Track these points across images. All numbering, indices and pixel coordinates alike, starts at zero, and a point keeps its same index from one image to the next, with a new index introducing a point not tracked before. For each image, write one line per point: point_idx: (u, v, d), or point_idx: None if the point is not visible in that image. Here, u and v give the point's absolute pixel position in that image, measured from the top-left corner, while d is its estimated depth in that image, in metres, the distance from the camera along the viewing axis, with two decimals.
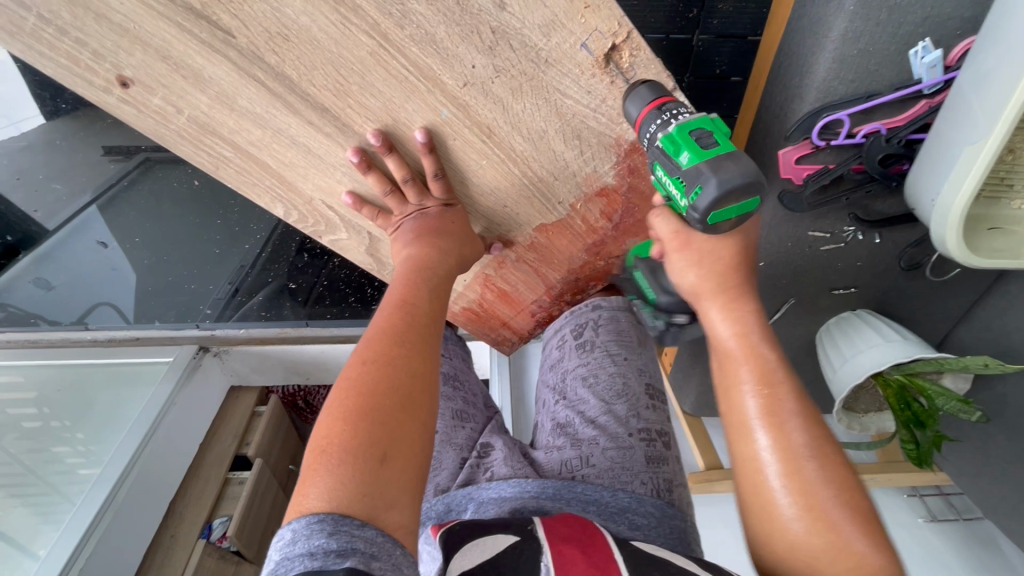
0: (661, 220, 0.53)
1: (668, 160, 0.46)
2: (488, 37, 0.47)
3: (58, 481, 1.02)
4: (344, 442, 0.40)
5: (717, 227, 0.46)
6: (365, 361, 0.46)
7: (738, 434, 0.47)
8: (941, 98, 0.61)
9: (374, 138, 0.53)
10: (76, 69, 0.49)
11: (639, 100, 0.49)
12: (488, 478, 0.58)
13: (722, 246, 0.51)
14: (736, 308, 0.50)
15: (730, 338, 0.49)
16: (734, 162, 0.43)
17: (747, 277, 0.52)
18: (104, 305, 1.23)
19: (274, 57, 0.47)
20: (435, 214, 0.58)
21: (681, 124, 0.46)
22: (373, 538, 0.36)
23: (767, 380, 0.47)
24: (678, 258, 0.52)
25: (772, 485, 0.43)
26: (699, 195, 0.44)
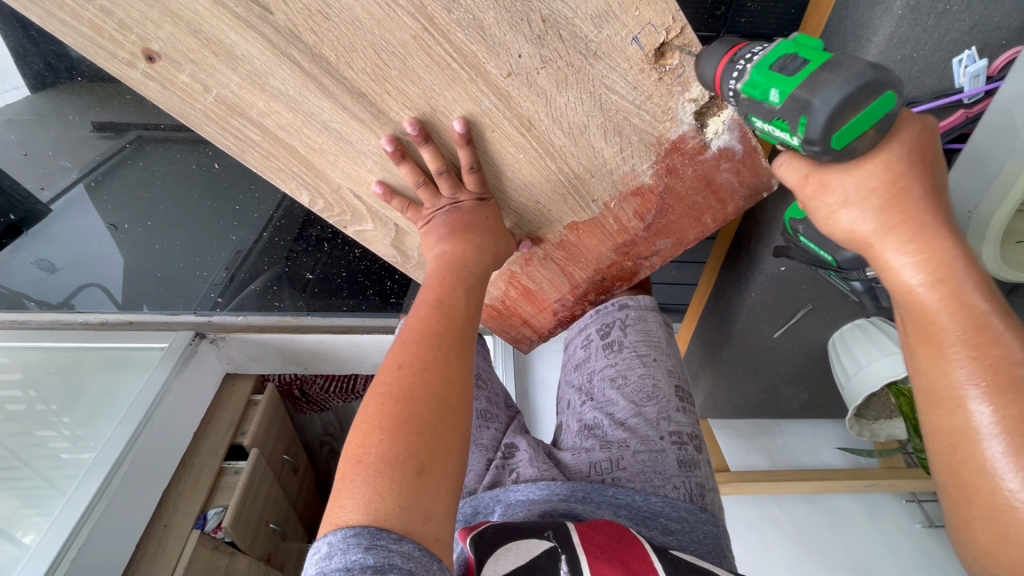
0: (785, 164, 0.45)
1: (758, 106, 0.41)
2: (539, 26, 0.45)
3: (41, 466, 0.97)
4: (380, 451, 0.38)
5: (850, 148, 0.38)
6: (401, 365, 0.44)
7: (939, 404, 0.39)
8: (982, 108, 0.58)
9: (410, 127, 0.52)
10: (99, 40, 0.47)
11: (710, 58, 0.45)
12: (515, 479, 0.60)
13: (874, 176, 0.40)
14: (927, 245, 0.39)
15: (921, 284, 0.39)
16: (835, 70, 0.37)
17: (936, 200, 0.40)
18: (92, 286, 1.18)
19: (312, 37, 0.46)
20: (469, 208, 0.58)
21: (759, 63, 0.41)
22: (410, 552, 0.34)
23: (981, 338, 0.37)
24: (823, 202, 0.43)
25: (998, 468, 0.36)
26: (806, 126, 0.38)
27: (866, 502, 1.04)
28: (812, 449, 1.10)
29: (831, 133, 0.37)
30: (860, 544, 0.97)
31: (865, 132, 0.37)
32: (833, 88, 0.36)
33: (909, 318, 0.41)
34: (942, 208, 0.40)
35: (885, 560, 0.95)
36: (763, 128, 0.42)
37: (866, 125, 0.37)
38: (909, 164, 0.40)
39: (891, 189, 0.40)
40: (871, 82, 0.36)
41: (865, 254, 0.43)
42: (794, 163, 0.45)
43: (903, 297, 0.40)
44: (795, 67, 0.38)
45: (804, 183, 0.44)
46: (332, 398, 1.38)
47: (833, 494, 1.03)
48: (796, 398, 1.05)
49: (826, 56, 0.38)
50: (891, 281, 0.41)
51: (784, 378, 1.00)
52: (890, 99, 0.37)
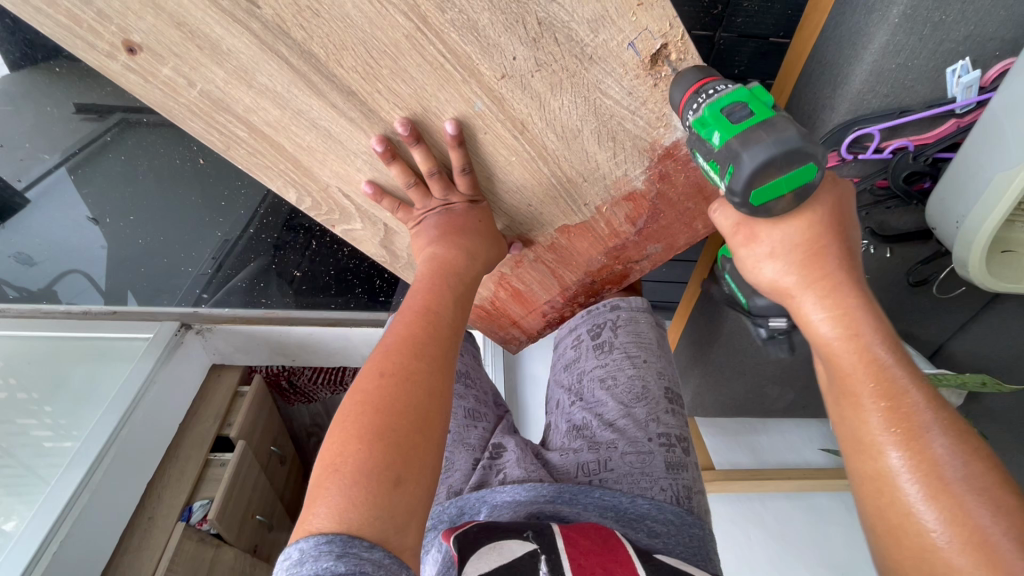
0: (722, 212, 0.52)
1: (700, 143, 0.45)
2: (534, 28, 0.44)
3: (23, 454, 0.96)
4: (357, 461, 0.38)
5: (765, 205, 0.44)
6: (383, 373, 0.44)
7: (858, 451, 0.40)
8: (972, 118, 0.60)
9: (402, 127, 0.51)
10: (78, 30, 0.46)
11: (682, 85, 0.46)
12: (502, 480, 0.60)
13: (798, 229, 0.47)
14: (837, 301, 0.44)
15: (835, 339, 0.43)
16: (769, 131, 0.41)
17: (848, 261, 0.46)
18: (74, 274, 1.16)
19: (301, 33, 0.45)
20: (460, 211, 0.58)
21: (713, 102, 0.44)
22: (381, 560, 0.34)
23: (890, 389, 0.39)
24: (752, 250, 0.49)
25: (914, 513, 0.36)
26: (731, 174, 0.42)
27: (846, 501, 1.06)
28: (795, 448, 1.11)
29: (751, 188, 0.42)
30: (838, 542, 0.99)
31: (780, 196, 0.43)
32: (761, 148, 0.40)
33: (829, 374, 0.44)
34: (854, 270, 0.46)
35: (862, 557, 0.97)
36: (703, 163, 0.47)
37: (782, 190, 0.43)
38: (825, 227, 0.47)
39: (810, 245, 0.46)
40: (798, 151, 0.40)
41: (789, 306, 0.48)
42: (729, 212, 0.51)
43: (823, 350, 0.44)
44: (740, 117, 0.42)
45: (736, 231, 0.51)
46: (320, 390, 1.37)
47: (814, 492, 1.05)
48: (781, 398, 1.06)
49: (767, 115, 0.42)
50: (810, 334, 0.46)
51: (769, 379, 1.01)
52: (810, 170, 0.42)
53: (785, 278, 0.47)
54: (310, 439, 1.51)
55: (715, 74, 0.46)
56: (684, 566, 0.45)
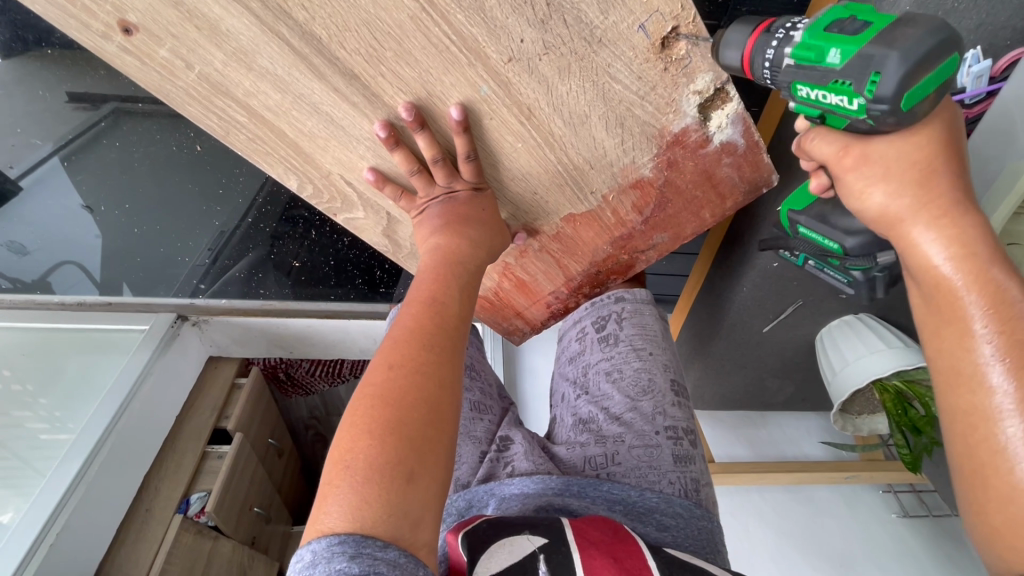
0: (822, 140, 0.46)
1: (813, 70, 0.39)
2: (542, 9, 0.43)
3: (17, 448, 0.94)
4: (369, 457, 0.37)
5: (913, 111, 0.38)
6: (393, 366, 0.43)
7: (956, 383, 0.40)
8: (983, 108, 0.59)
9: (405, 113, 0.50)
10: (72, 10, 0.45)
11: (739, 34, 0.43)
12: (510, 473, 0.60)
13: (916, 147, 0.41)
14: (953, 222, 0.40)
15: (944, 263, 0.40)
16: (910, 27, 0.36)
17: (964, 178, 0.42)
18: (68, 264, 1.12)
19: (303, 14, 0.43)
20: (464, 199, 0.57)
21: (811, 27, 0.40)
22: (396, 560, 0.33)
23: (1005, 317, 0.38)
24: (860, 174, 0.44)
25: (1011, 446, 0.37)
26: (879, 81, 0.36)
27: (845, 494, 1.06)
28: (794, 441, 1.12)
29: (906, 88, 0.36)
30: (837, 533, 1.00)
31: (928, 96, 0.37)
32: (912, 39, 0.35)
33: (930, 298, 0.42)
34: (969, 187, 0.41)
35: (861, 549, 0.98)
36: (814, 96, 0.40)
37: (932, 87, 0.37)
38: (945, 139, 0.42)
39: (927, 160, 0.41)
40: (949, 37, 0.35)
41: (892, 233, 0.44)
42: (831, 136, 0.45)
43: (928, 274, 0.42)
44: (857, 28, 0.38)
45: (842, 155, 0.44)
46: (317, 382, 1.36)
47: (813, 485, 1.05)
48: (782, 391, 1.06)
49: (884, 16, 0.38)
50: (912, 260, 0.43)
51: (770, 372, 1.01)
52: (955, 61, 0.37)
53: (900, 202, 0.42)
54: (308, 431, 1.51)
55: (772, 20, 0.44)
56: (699, 562, 0.44)
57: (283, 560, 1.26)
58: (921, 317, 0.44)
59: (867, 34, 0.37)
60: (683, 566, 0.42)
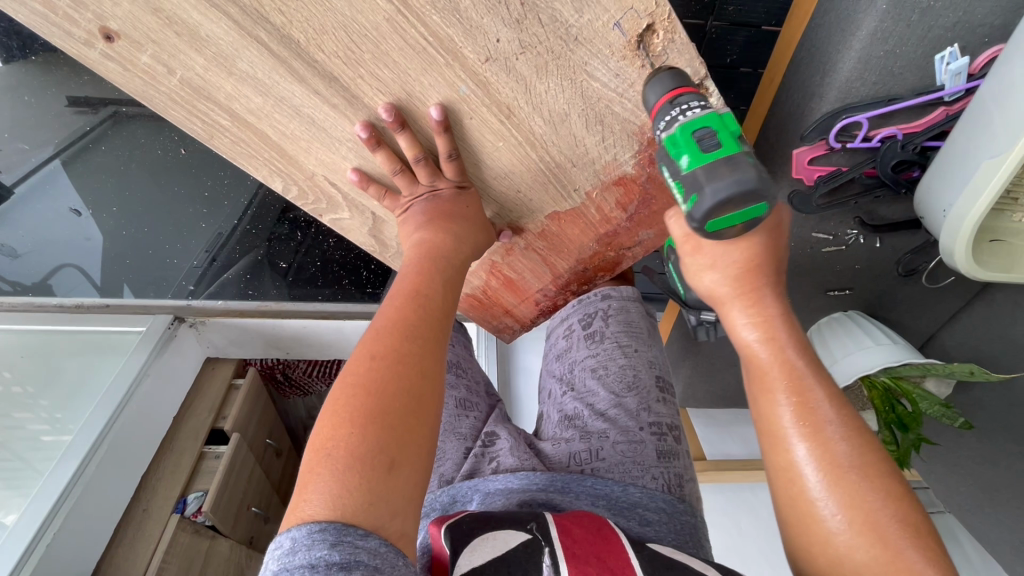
0: (673, 221, 0.50)
1: (670, 162, 0.44)
2: (517, 9, 0.43)
3: (17, 448, 0.94)
4: (351, 445, 0.38)
5: (720, 233, 0.44)
6: (376, 356, 0.43)
7: (773, 443, 0.42)
8: (961, 105, 0.59)
9: (385, 113, 0.51)
10: (54, 18, 0.46)
11: (658, 88, 0.47)
12: (494, 469, 0.61)
13: (736, 249, 0.46)
14: (761, 310, 0.46)
15: (755, 343, 0.45)
16: (733, 168, 0.41)
17: (776, 280, 0.47)
18: (68, 267, 1.15)
19: (279, 18, 0.44)
20: (448, 197, 0.57)
21: (685, 124, 0.43)
22: (376, 548, 0.34)
23: (801, 386, 0.42)
24: (695, 260, 0.48)
25: (816, 500, 0.39)
26: (694, 203, 0.42)
27: None
28: None
29: (710, 218, 0.42)
30: None
31: (734, 226, 0.43)
32: (721, 187, 0.40)
33: (745, 371, 0.46)
34: (778, 286, 0.47)
35: None
36: (667, 181, 0.46)
37: (735, 223, 0.42)
38: (764, 246, 0.47)
39: (746, 261, 0.46)
40: (759, 190, 0.40)
41: (719, 313, 0.49)
42: (679, 222, 0.49)
43: (744, 352, 0.46)
44: (709, 147, 0.42)
45: (682, 241, 0.49)
46: (315, 382, 1.35)
47: None
48: None
49: (732, 147, 0.41)
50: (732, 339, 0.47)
51: None
52: (762, 208, 0.42)
53: (720, 288, 0.47)
54: (306, 431, 1.52)
55: (692, 89, 0.46)
56: (680, 555, 0.45)
57: None
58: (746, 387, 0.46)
59: (714, 156, 0.42)
60: (665, 561, 0.43)
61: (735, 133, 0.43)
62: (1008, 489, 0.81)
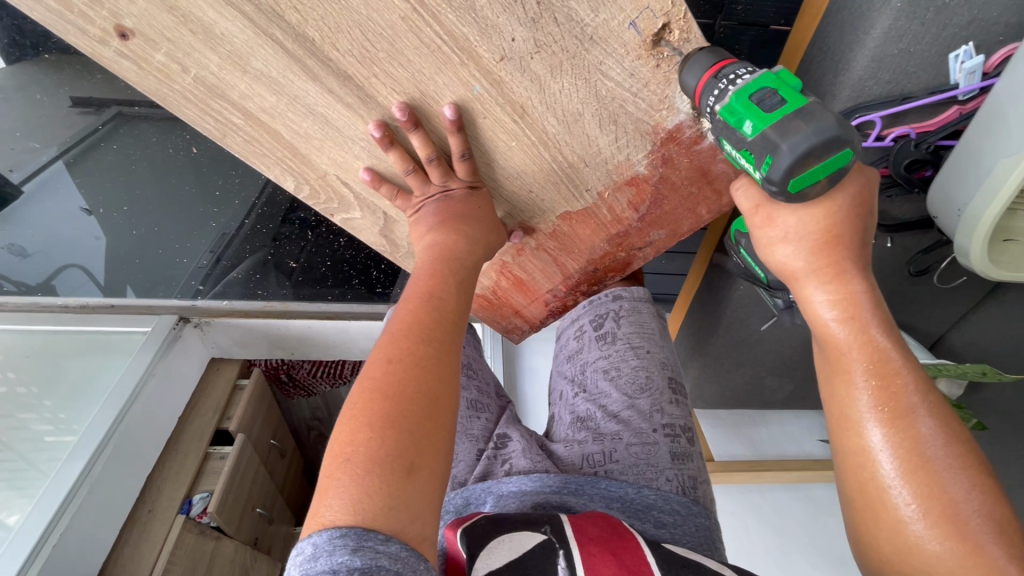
0: (743, 192, 0.52)
1: (731, 131, 0.43)
2: (533, 8, 0.43)
3: (22, 449, 0.94)
4: (369, 449, 0.38)
5: (804, 192, 0.43)
6: (392, 360, 0.43)
7: (847, 428, 0.43)
8: (975, 104, 0.59)
9: (399, 113, 0.51)
10: (69, 16, 0.45)
11: (695, 68, 0.45)
12: (507, 471, 0.60)
13: (813, 218, 0.46)
14: (844, 285, 0.45)
15: (833, 323, 0.45)
16: (806, 120, 0.40)
17: (860, 252, 0.46)
18: (72, 266, 1.15)
19: (295, 16, 0.44)
20: (459, 197, 0.57)
21: (740, 89, 0.42)
22: (397, 553, 0.33)
23: (883, 370, 0.42)
24: (768, 233, 0.49)
25: (890, 487, 0.39)
26: (770, 165, 0.41)
27: None
28: (794, 438, 1.11)
29: (791, 176, 0.41)
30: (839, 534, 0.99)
31: (817, 181, 0.42)
32: (799, 140, 0.39)
33: (823, 351, 0.46)
34: (865, 260, 0.46)
35: None
36: (733, 152, 0.45)
37: (820, 176, 0.41)
38: (846, 215, 0.46)
39: (826, 233, 0.46)
40: (838, 136, 0.39)
41: (793, 290, 0.49)
42: (750, 191, 0.51)
43: (820, 332, 0.46)
44: (772, 106, 0.41)
45: (755, 212, 0.50)
46: (319, 383, 1.35)
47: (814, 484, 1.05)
48: (781, 389, 1.06)
49: (799, 100, 0.40)
50: (809, 319, 0.47)
51: (769, 370, 1.01)
52: (846, 155, 0.41)
53: (796, 262, 0.47)
54: (311, 432, 1.51)
55: (732, 58, 0.45)
56: (695, 556, 0.44)
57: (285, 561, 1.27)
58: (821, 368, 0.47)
59: (780, 114, 0.41)
60: (682, 561, 0.42)
61: (794, 86, 0.43)
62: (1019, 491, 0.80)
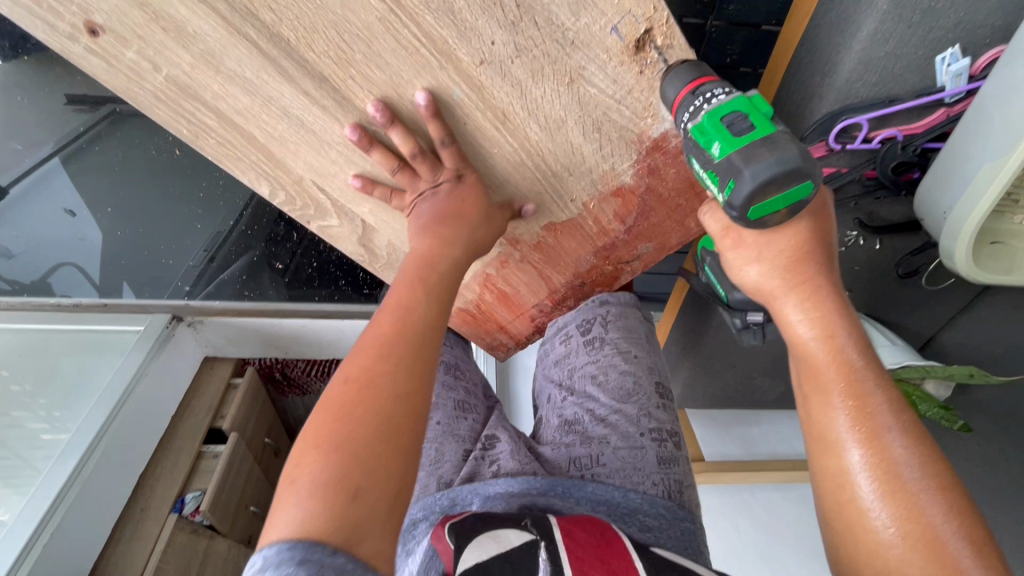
0: (710, 216, 0.52)
1: (700, 151, 0.44)
2: (512, 12, 0.43)
3: (15, 447, 0.94)
4: (317, 470, 0.38)
5: (763, 220, 0.44)
6: (349, 379, 0.43)
7: (826, 448, 0.43)
8: (962, 107, 0.59)
9: (375, 111, 0.50)
10: (39, 11, 0.45)
11: (676, 81, 0.46)
12: (495, 473, 0.60)
13: (784, 239, 0.48)
14: (817, 305, 0.46)
15: (811, 340, 0.45)
16: (771, 149, 0.41)
17: (828, 274, 0.48)
18: (67, 264, 1.15)
19: (269, 15, 0.44)
20: (449, 190, 0.55)
21: (712, 112, 0.43)
22: (343, 565, 0.33)
23: (858, 391, 0.43)
24: (739, 254, 0.50)
25: (870, 509, 0.39)
26: (732, 190, 0.42)
27: None
28: (786, 438, 1.12)
29: (751, 204, 0.42)
30: None
31: (776, 212, 0.43)
32: (762, 168, 0.40)
33: (800, 369, 0.46)
34: (835, 280, 0.47)
35: None
36: (699, 172, 0.46)
37: (780, 206, 0.42)
38: (812, 241, 0.48)
39: (796, 252, 0.48)
40: (798, 169, 0.40)
41: (771, 308, 0.49)
42: (718, 216, 0.52)
43: (799, 350, 0.46)
44: (742, 131, 0.42)
45: (723, 235, 0.51)
46: (313, 382, 1.33)
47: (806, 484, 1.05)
48: (773, 390, 1.06)
49: (767, 129, 0.41)
50: (788, 337, 0.48)
51: (761, 370, 1.01)
52: (806, 188, 0.42)
53: (770, 282, 0.48)
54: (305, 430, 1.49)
55: (713, 76, 0.46)
56: (683, 561, 0.43)
57: None
58: (798, 385, 0.47)
59: (748, 139, 0.42)
60: (672, 567, 0.42)
61: (766, 113, 0.44)
62: (1007, 492, 0.81)
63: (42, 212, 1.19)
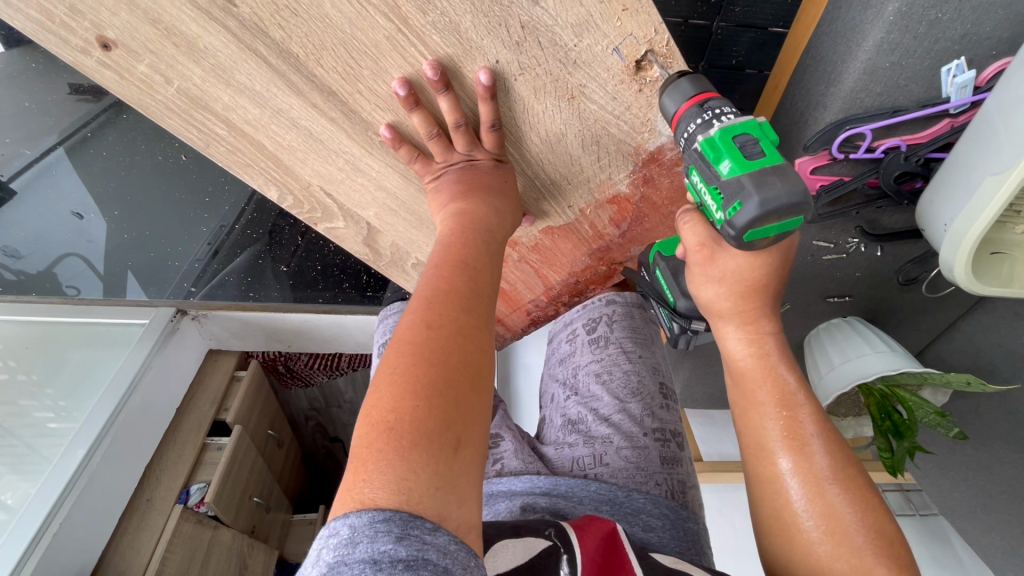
0: (688, 228, 0.52)
1: (707, 165, 0.44)
2: (517, 32, 0.44)
3: (24, 435, 0.96)
4: (413, 420, 0.33)
5: (754, 244, 0.44)
6: (431, 325, 0.38)
7: (759, 455, 0.46)
8: (966, 118, 0.58)
9: (430, 71, 0.46)
10: (50, 26, 0.46)
11: (678, 95, 0.45)
12: (499, 471, 0.62)
13: (755, 266, 0.48)
14: (756, 327, 0.50)
15: (745, 356, 0.50)
16: (780, 178, 0.41)
17: (774, 297, 0.51)
18: (71, 257, 1.17)
19: (279, 32, 0.45)
20: (485, 168, 0.52)
21: (725, 127, 0.43)
22: (446, 546, 0.29)
23: (789, 402, 0.47)
24: (704, 271, 0.51)
25: (799, 510, 0.43)
26: (737, 210, 0.42)
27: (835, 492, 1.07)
28: None
29: (751, 228, 0.42)
30: None
31: (769, 236, 0.44)
32: (773, 192, 0.40)
33: (735, 382, 0.50)
34: (775, 303, 0.51)
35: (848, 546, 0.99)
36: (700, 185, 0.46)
37: (774, 232, 0.43)
38: (773, 269, 0.49)
39: (751, 282, 0.49)
40: (803, 202, 0.41)
41: (714, 326, 0.53)
42: (696, 228, 0.52)
43: (735, 366, 0.50)
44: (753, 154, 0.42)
45: (697, 249, 0.51)
46: (316, 374, 1.35)
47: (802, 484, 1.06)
48: None
49: (778, 157, 0.42)
50: (723, 352, 0.52)
51: None
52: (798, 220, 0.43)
53: (721, 304, 0.51)
54: (308, 422, 1.50)
55: (716, 92, 0.45)
56: (682, 565, 0.44)
57: (283, 548, 1.29)
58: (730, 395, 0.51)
59: (759, 164, 0.42)
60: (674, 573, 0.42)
61: (773, 142, 0.44)
62: (1003, 494, 0.81)
63: (49, 211, 1.20)
